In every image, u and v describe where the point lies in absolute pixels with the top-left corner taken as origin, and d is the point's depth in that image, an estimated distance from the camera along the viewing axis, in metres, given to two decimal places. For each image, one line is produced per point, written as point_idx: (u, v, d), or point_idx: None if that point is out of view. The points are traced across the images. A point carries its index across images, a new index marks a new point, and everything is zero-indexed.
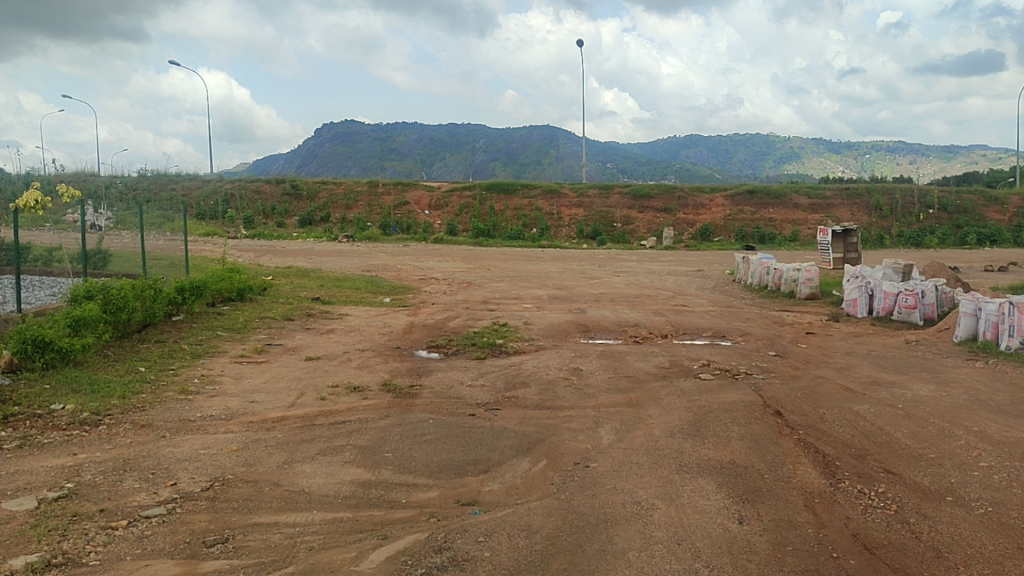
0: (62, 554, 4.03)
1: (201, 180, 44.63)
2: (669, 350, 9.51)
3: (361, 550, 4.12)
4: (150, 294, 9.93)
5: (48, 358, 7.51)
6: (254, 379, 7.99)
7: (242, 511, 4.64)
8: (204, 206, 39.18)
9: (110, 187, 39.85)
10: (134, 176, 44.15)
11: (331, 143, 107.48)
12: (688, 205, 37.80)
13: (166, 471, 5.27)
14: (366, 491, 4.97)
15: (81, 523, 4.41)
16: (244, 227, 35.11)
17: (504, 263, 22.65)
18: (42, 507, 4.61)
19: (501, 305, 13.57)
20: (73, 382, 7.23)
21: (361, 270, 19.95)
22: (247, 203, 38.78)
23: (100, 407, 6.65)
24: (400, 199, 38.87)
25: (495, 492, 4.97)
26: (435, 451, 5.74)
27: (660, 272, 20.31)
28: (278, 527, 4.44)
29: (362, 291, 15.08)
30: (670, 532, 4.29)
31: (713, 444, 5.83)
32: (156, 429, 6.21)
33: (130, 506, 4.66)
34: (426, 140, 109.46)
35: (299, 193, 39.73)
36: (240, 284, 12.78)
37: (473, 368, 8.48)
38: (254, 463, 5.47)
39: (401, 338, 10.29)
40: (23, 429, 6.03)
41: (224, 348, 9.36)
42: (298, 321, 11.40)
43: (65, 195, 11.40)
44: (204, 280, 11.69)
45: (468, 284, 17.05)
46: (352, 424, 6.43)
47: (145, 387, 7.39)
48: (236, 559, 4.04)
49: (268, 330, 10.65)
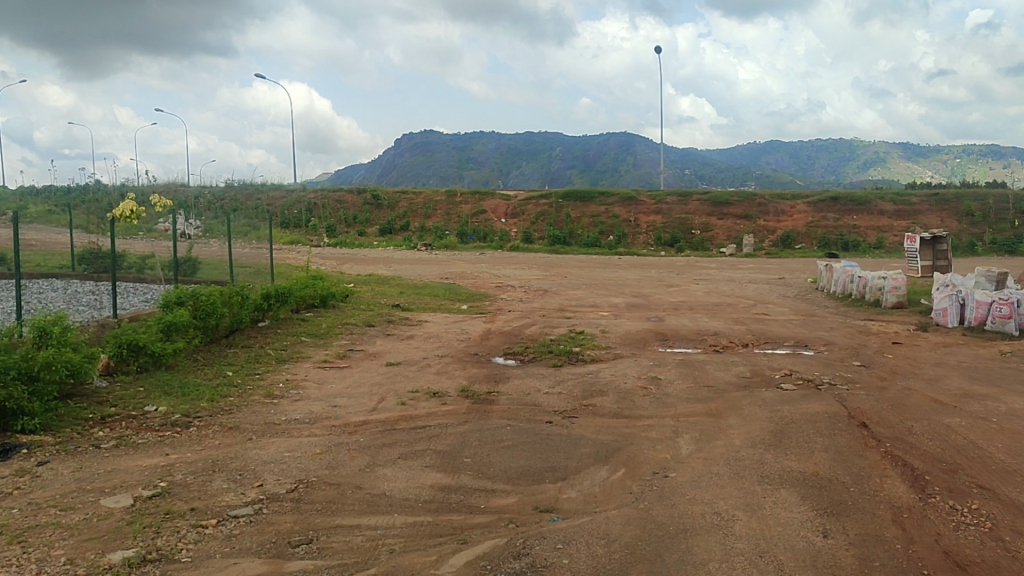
0: (156, 550, 4.21)
1: (286, 190, 45.88)
2: (750, 359, 9.35)
3: (440, 554, 4.17)
4: (238, 300, 10.24)
5: (142, 361, 7.87)
6: (337, 383, 8.14)
7: (326, 513, 4.74)
8: (288, 215, 40.17)
9: (198, 197, 41.19)
10: (223, 186, 45.64)
11: (410, 155, 109.34)
12: (769, 212, 37.19)
13: (253, 472, 5.42)
14: (446, 496, 5.02)
15: (173, 520, 4.59)
16: (326, 235, 35.90)
17: (581, 271, 22.60)
18: (138, 504, 4.82)
19: (578, 312, 13.56)
20: (166, 384, 7.54)
21: (440, 277, 20.18)
22: (329, 213, 39.63)
23: (191, 409, 6.90)
24: (478, 208, 39.22)
25: (573, 500, 4.97)
26: (513, 457, 5.77)
27: (740, 280, 20.04)
28: (359, 529, 4.52)
29: (441, 299, 15.23)
30: (751, 544, 4.23)
31: (796, 456, 5.71)
32: (244, 432, 6.41)
33: (219, 506, 4.81)
34: (504, 148, 110.26)
35: (380, 203, 40.48)
36: (323, 291, 13.07)
37: (551, 376, 8.49)
38: (338, 465, 5.60)
39: (479, 345, 10.35)
40: (120, 430, 6.35)
41: (307, 353, 9.58)
42: (378, 327, 11.60)
43: (158, 205, 11.87)
44: (289, 287, 11.98)
45: (544, 291, 17.10)
46: (431, 429, 6.52)
47: (233, 390, 7.63)
48: (320, 560, 4.13)
49: (350, 336, 10.84)
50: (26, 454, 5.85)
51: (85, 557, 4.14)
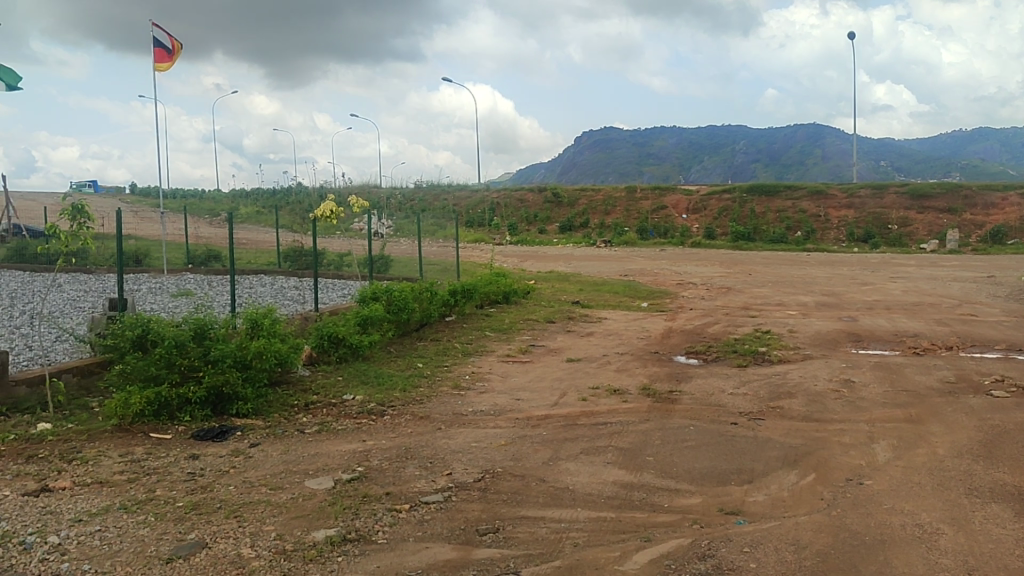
0: (355, 531, 4.49)
1: (470, 189, 47.25)
2: (955, 363, 8.73)
3: (624, 551, 4.19)
4: (427, 295, 10.68)
5: (342, 352, 8.39)
6: (520, 377, 8.33)
7: (511, 504, 4.87)
8: (472, 213, 41.37)
9: (389, 198, 43.20)
10: (412, 187, 47.62)
11: (590, 153, 109.72)
12: (976, 205, 34.51)
13: (443, 461, 5.65)
14: (629, 493, 5.03)
15: (370, 503, 4.87)
16: (508, 233, 36.69)
17: (766, 268, 21.89)
18: (338, 487, 5.16)
19: (763, 311, 13.17)
20: (362, 374, 8.01)
21: (620, 274, 20.16)
22: (511, 211, 40.46)
23: (385, 398, 7.29)
24: (658, 204, 38.81)
25: (761, 503, 4.84)
26: (697, 457, 5.68)
27: (943, 278, 18.73)
28: (544, 521, 4.61)
29: (621, 296, 15.22)
30: (957, 560, 3.96)
31: (1009, 469, 5.28)
32: (433, 421, 6.69)
33: (412, 492, 5.05)
34: (685, 143, 108.38)
35: (560, 200, 40.90)
36: (506, 288, 13.38)
37: (735, 376, 8.29)
38: (522, 458, 5.73)
39: (660, 343, 10.26)
40: (322, 416, 6.83)
41: (492, 347, 9.85)
42: (560, 323, 11.74)
43: (354, 205, 12.58)
44: (474, 283, 12.36)
45: (728, 289, 16.71)
46: (613, 425, 6.53)
47: (423, 381, 7.98)
48: (507, 549, 4.25)
49: (532, 332, 11.05)
50: (240, 436, 6.44)
51: (292, 534, 4.52)
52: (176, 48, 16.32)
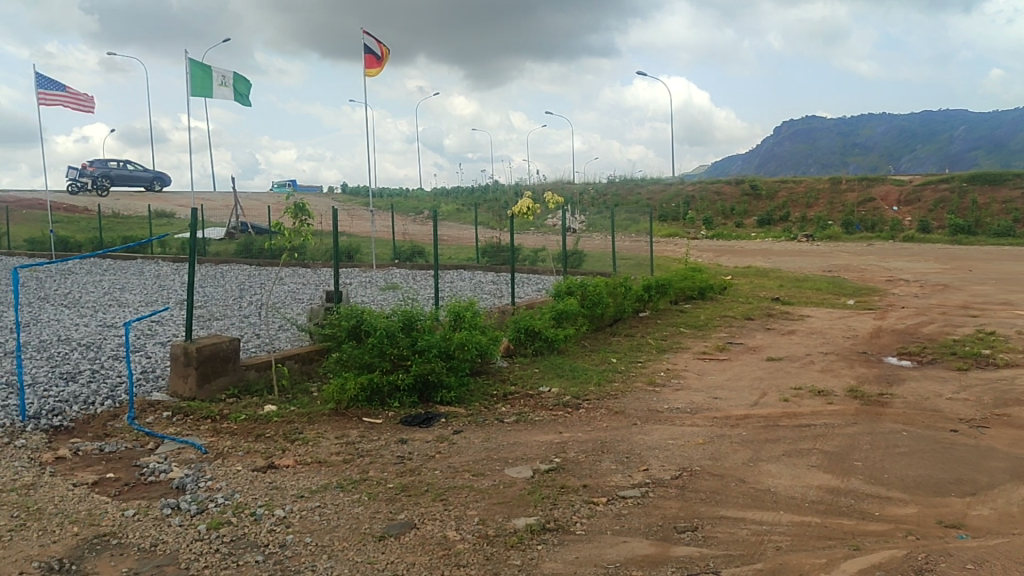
0: (554, 521, 4.61)
1: (665, 183, 46.67)
2: None
3: (832, 558, 4.02)
4: (621, 291, 10.71)
5: (538, 345, 8.70)
6: (716, 375, 8.17)
7: (710, 503, 4.79)
8: (666, 207, 40.86)
9: (583, 194, 43.47)
10: (606, 183, 47.66)
11: (790, 144, 105.35)
12: None
13: (639, 456, 5.66)
14: (835, 498, 4.82)
15: (568, 495, 4.99)
16: (704, 227, 35.94)
17: (990, 264, 20.18)
18: (537, 477, 5.32)
19: (986, 311, 12.16)
20: (558, 367, 8.23)
21: (823, 270, 19.26)
22: (706, 205, 39.60)
23: (580, 392, 7.43)
24: (866, 196, 36.67)
25: (984, 517, 4.49)
26: (911, 465, 5.35)
27: None
28: (745, 522, 4.51)
29: (825, 293, 14.54)
30: None
31: None
32: (629, 416, 6.70)
33: (609, 485, 5.11)
34: (896, 130, 101.73)
35: (759, 193, 39.58)
36: (702, 283, 13.13)
37: (954, 380, 7.72)
38: (721, 457, 5.63)
39: (869, 344, 9.72)
40: (520, 407, 7.11)
41: (687, 344, 9.71)
42: (758, 321, 11.39)
43: (550, 201, 12.79)
44: (669, 279, 12.23)
45: (945, 286, 15.56)
46: (817, 428, 6.28)
47: (617, 376, 8.03)
48: (706, 547, 4.20)
49: (729, 329, 10.80)
50: (444, 424, 6.75)
51: (494, 519, 4.70)
52: (384, 54, 17.24)
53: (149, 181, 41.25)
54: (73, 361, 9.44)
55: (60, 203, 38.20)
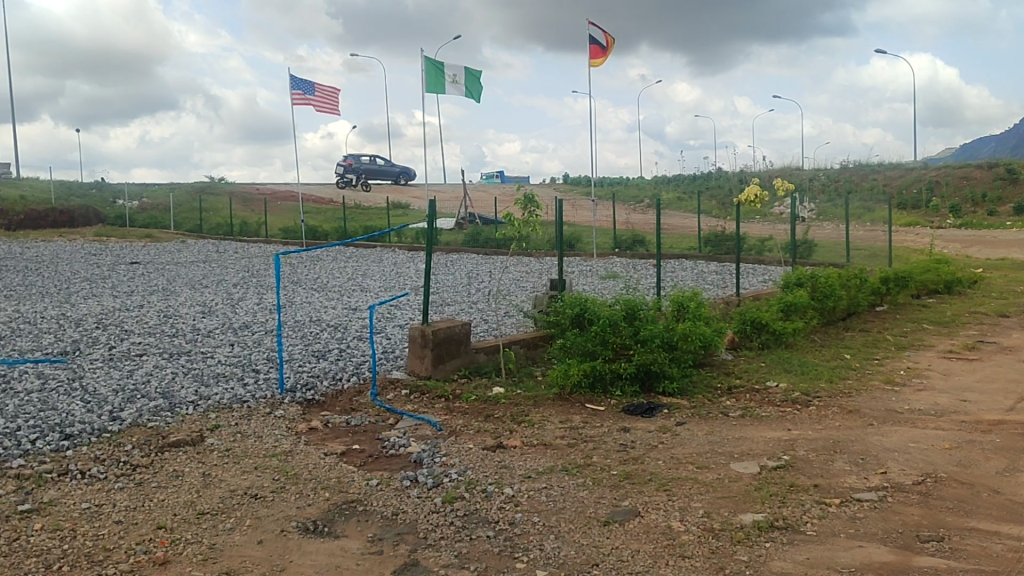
0: (783, 519, 4.50)
1: (905, 168, 43.51)
2: None
3: None
4: (856, 283, 10.17)
5: (764, 338, 8.55)
6: (964, 376, 7.56)
7: (958, 513, 4.47)
8: (906, 193, 38.11)
9: (813, 180, 41.49)
10: (838, 168, 45.19)
11: None
12: None
13: (877, 458, 5.37)
14: None
15: (798, 494, 4.84)
16: (950, 215, 33.17)
17: None
18: (765, 474, 5.20)
19: None
20: (786, 362, 8.01)
21: None
22: (953, 191, 36.54)
23: (810, 388, 7.16)
24: None
25: None
26: None
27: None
28: (1000, 537, 4.17)
29: None
30: None
31: None
32: (865, 416, 6.37)
33: (843, 487, 4.90)
34: None
35: (1016, 177, 35.96)
36: (949, 276, 12.17)
37: None
38: (971, 465, 5.22)
39: None
40: (745, 402, 6.97)
41: (930, 341, 9.05)
42: (1014, 318, 10.40)
43: (779, 189, 12.36)
44: (910, 271, 11.44)
45: None
46: None
47: (851, 373, 7.65)
48: (954, 560, 3.93)
49: (979, 326, 9.94)
50: (667, 414, 6.73)
51: (719, 513, 4.65)
52: (609, 44, 17.34)
53: (395, 173, 43.97)
54: (322, 340, 10.30)
55: (310, 196, 41.71)
